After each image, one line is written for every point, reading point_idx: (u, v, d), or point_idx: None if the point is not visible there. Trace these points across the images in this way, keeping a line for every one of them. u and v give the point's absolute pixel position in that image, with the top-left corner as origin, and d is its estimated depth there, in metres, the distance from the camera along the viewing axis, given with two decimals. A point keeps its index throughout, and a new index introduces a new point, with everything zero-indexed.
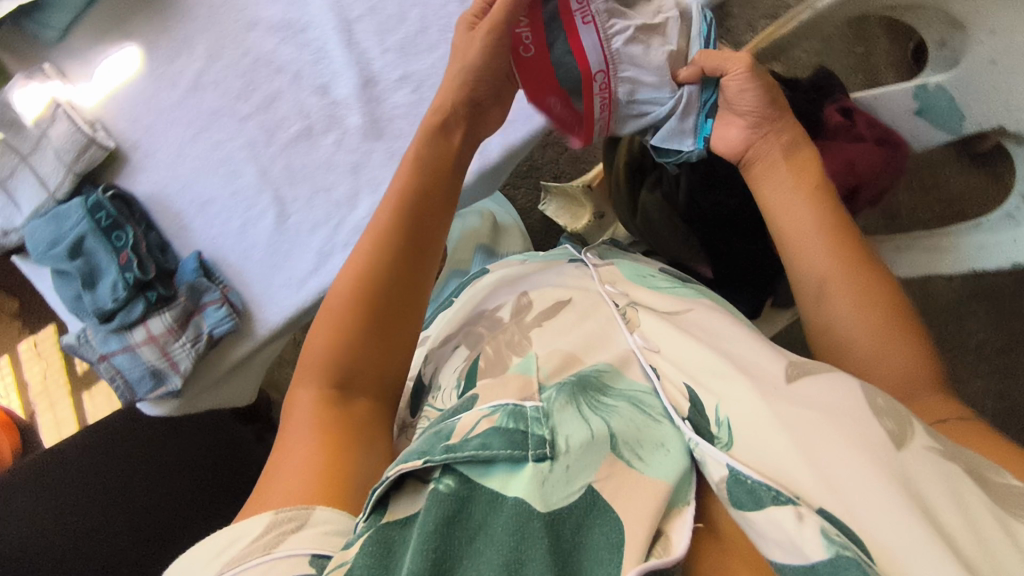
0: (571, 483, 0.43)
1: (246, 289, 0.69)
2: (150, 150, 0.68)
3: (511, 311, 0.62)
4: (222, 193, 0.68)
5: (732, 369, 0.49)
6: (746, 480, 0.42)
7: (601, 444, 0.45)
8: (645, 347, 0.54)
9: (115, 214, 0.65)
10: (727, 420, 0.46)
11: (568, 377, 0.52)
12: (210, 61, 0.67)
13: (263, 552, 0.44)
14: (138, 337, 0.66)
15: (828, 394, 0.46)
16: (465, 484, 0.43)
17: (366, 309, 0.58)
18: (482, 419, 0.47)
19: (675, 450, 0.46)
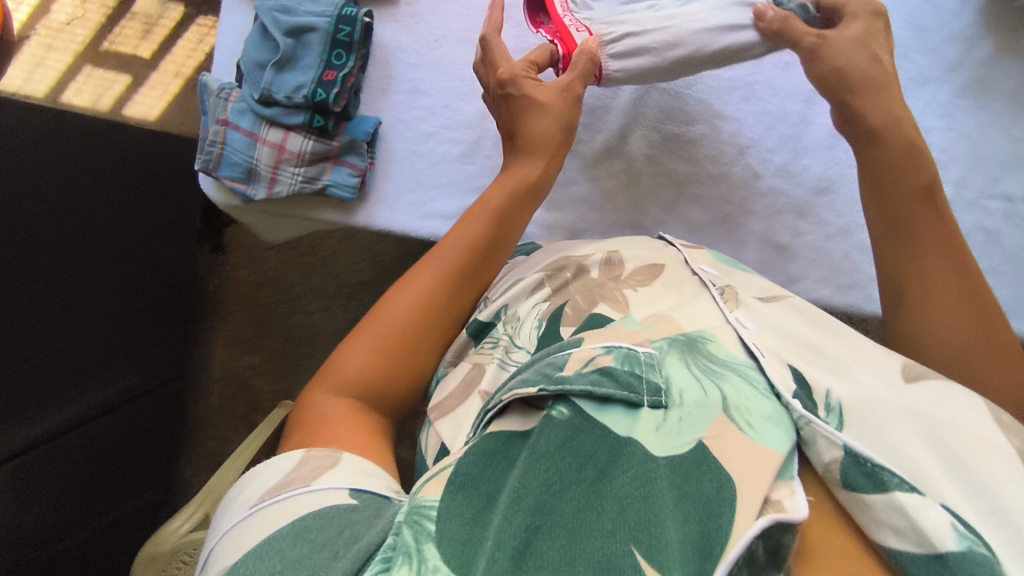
0: (682, 435, 0.34)
1: (382, 181, 0.67)
2: (419, 18, 0.68)
3: (602, 267, 0.51)
4: (439, 96, 0.68)
5: (850, 365, 0.39)
6: (865, 462, 0.33)
7: (711, 405, 0.35)
8: (740, 325, 0.42)
9: (352, 39, 0.63)
10: (839, 406, 0.36)
11: (677, 335, 0.41)
12: None
13: (303, 484, 0.37)
14: (269, 136, 0.63)
15: (950, 405, 0.37)
16: (580, 415, 0.36)
17: (418, 330, 0.50)
18: (595, 358, 0.38)
19: (780, 425, 0.35)
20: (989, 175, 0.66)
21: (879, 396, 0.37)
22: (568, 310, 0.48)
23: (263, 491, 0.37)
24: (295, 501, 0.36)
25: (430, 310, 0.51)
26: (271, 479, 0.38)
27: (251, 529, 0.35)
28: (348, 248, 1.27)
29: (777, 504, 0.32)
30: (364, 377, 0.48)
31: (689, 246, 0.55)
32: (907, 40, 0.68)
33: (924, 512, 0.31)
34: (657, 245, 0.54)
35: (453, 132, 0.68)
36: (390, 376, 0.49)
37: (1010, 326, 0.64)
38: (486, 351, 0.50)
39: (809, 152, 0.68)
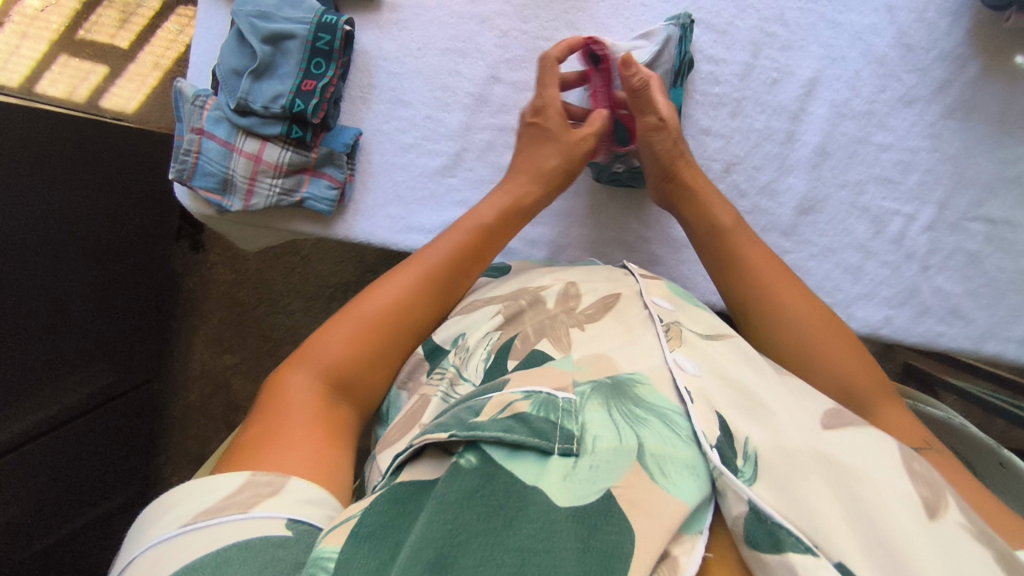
0: (592, 487, 0.33)
1: (362, 193, 0.66)
2: (403, 26, 0.66)
3: (557, 298, 0.51)
4: (422, 107, 0.67)
5: (771, 409, 0.39)
6: (767, 520, 0.33)
7: (625, 455, 0.35)
8: (678, 366, 0.41)
9: (333, 47, 0.62)
10: (756, 457, 0.36)
11: (604, 380, 0.40)
12: (515, 16, 0.67)
13: (239, 509, 0.36)
14: (245, 146, 0.61)
15: (863, 455, 0.36)
16: (488, 463, 0.34)
17: (389, 323, 0.52)
18: (512, 404, 0.37)
19: (694, 480, 0.34)
20: (972, 198, 0.66)
21: (793, 441, 0.37)
22: (518, 342, 0.47)
23: (197, 510, 0.36)
24: (226, 527, 0.35)
25: (387, 328, 0.52)
26: (206, 498, 0.37)
27: (176, 553, 0.34)
28: (329, 248, 1.25)
29: (675, 556, 0.32)
30: (334, 362, 0.49)
31: (647, 276, 0.54)
32: (897, 59, 0.67)
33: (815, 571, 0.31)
34: (615, 275, 0.54)
35: (434, 143, 0.67)
36: (344, 389, 0.49)
37: (989, 347, 0.65)
38: (431, 383, 0.48)
39: (794, 170, 0.68)
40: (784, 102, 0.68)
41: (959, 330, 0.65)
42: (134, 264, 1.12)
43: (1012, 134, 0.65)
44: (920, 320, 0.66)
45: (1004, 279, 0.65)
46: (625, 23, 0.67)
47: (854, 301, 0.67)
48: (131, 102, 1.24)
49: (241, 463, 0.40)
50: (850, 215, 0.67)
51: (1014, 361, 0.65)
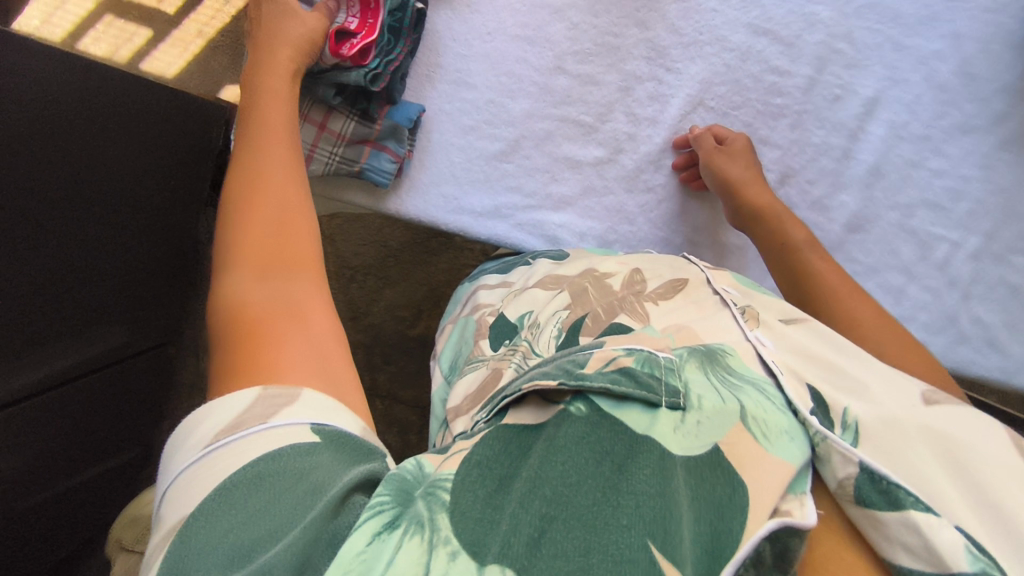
0: (698, 438, 0.33)
1: (418, 170, 0.66)
2: (477, 9, 0.67)
3: (623, 282, 0.52)
4: (486, 90, 0.67)
5: (866, 383, 0.39)
6: (880, 480, 0.32)
7: (729, 415, 0.35)
8: (760, 343, 0.42)
9: (404, 24, 0.62)
10: (857, 425, 0.36)
11: (695, 347, 0.41)
12: (586, 12, 0.68)
13: (258, 421, 0.31)
14: (310, 113, 0.63)
15: (967, 432, 0.36)
16: (598, 411, 0.35)
17: (293, 211, 0.46)
18: (616, 358, 0.37)
19: (797, 441, 0.34)
20: (1018, 232, 0.67)
21: (894, 412, 0.36)
22: (588, 322, 0.48)
23: (215, 429, 0.31)
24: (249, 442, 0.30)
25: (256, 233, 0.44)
26: (212, 422, 0.31)
27: (205, 477, 0.29)
28: (356, 227, 1.16)
29: (786, 512, 0.31)
30: (258, 253, 0.43)
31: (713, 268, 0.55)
32: (956, 88, 0.67)
33: (938, 532, 0.30)
34: (680, 264, 0.55)
35: (494, 128, 0.67)
36: (281, 270, 0.42)
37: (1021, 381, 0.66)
38: (504, 356, 0.49)
39: (847, 188, 0.68)
40: (843, 119, 0.68)
41: (992, 362, 0.66)
42: (165, 231, 1.12)
43: None
44: (957, 348, 0.67)
45: None
46: (694, 27, 0.68)
47: None
48: (170, 65, 1.24)
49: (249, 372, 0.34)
50: (896, 237, 0.68)
51: None
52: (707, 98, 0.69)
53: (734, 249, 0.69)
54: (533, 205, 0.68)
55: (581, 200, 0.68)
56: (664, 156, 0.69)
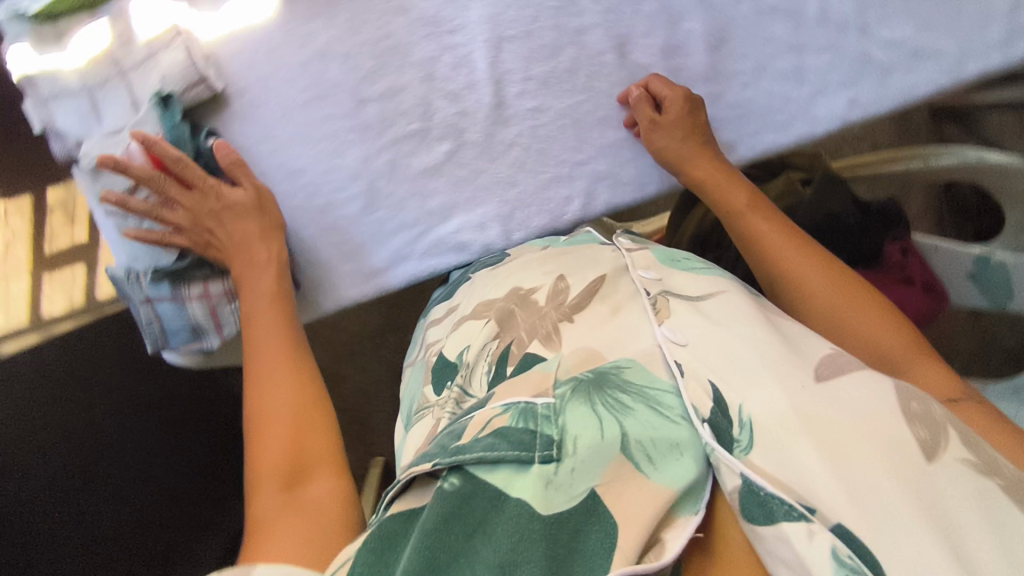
0: (573, 489, 0.38)
1: (312, 269, 0.66)
2: (256, 103, 0.63)
3: (549, 296, 0.56)
4: (315, 166, 0.65)
5: (759, 371, 0.43)
6: (758, 492, 0.37)
7: (610, 447, 0.39)
8: (668, 340, 0.47)
9: (213, 165, 0.62)
10: (751, 422, 0.40)
11: (586, 372, 0.45)
12: (347, 34, 0.63)
13: None
14: (192, 291, 0.64)
15: (868, 399, 0.41)
16: (470, 481, 0.39)
17: (300, 411, 0.55)
18: (491, 420, 0.42)
19: (688, 455, 0.40)
20: None
21: (787, 403, 0.40)
22: (515, 348, 0.52)
23: None
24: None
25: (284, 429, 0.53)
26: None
27: None
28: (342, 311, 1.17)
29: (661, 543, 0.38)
30: (284, 468, 0.51)
31: (635, 249, 0.60)
32: None
33: (807, 543, 0.35)
34: (600, 256, 0.59)
35: (345, 192, 0.65)
36: (299, 477, 0.51)
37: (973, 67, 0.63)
38: (441, 405, 0.52)
39: (689, 14, 0.64)
40: None
41: (932, 68, 0.63)
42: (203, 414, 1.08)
43: None
44: (888, 83, 0.64)
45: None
46: None
47: (811, 103, 0.64)
48: (42, 304, 1.10)
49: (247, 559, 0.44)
50: (764, 21, 0.64)
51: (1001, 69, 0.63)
52: (506, 28, 0.63)
53: (619, 145, 0.66)
54: (421, 231, 0.66)
55: (461, 198, 0.66)
56: (502, 107, 0.64)
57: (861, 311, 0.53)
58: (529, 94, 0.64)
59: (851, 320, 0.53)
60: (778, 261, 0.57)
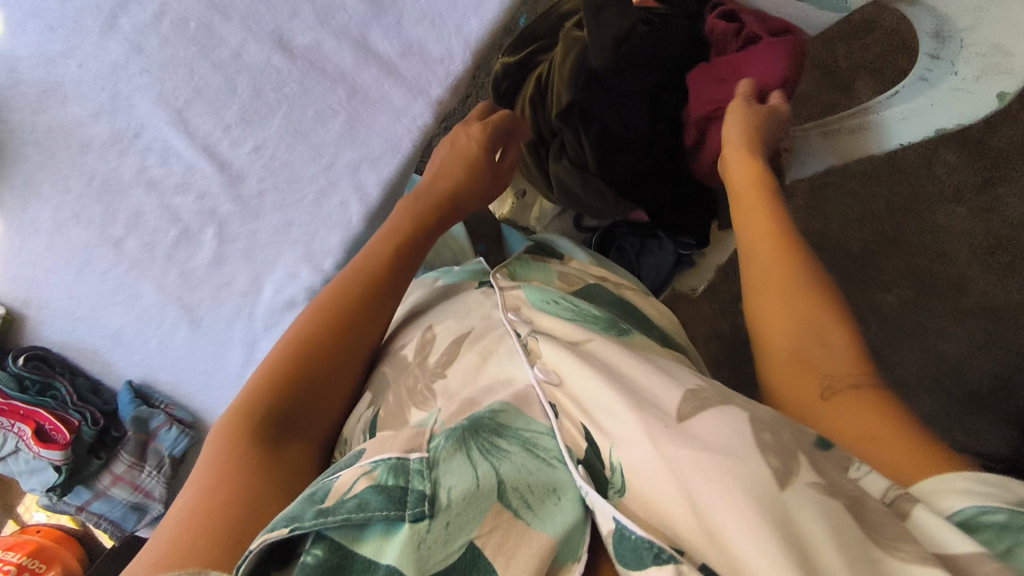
0: (450, 543, 0.36)
1: (191, 400, 0.68)
2: (43, 302, 0.65)
3: (416, 348, 0.53)
4: (128, 319, 0.66)
5: (625, 412, 0.40)
6: (631, 535, 0.35)
7: (486, 494, 0.38)
8: (541, 379, 0.46)
9: (41, 377, 0.64)
10: (620, 466, 0.39)
11: (460, 423, 0.43)
12: (64, 197, 0.63)
13: None
14: (105, 481, 0.68)
15: (722, 432, 0.38)
16: (334, 550, 0.36)
17: (305, 365, 0.50)
18: (353, 483, 0.39)
19: (567, 500, 0.39)
20: None
21: (653, 437, 0.38)
22: (381, 416, 0.48)
23: None
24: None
25: (289, 389, 0.49)
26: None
27: None
28: None
29: None
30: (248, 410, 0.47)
31: (511, 286, 0.57)
32: None
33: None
34: (469, 305, 0.56)
35: (165, 322, 0.65)
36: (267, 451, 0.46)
37: None
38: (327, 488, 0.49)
39: None
40: None
41: None
42: None
43: None
44: None
45: None
46: (93, 85, 0.61)
47: None
48: None
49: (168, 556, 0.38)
50: None
51: None
52: (176, 99, 0.61)
53: (348, 127, 0.63)
54: (249, 312, 0.65)
55: (258, 264, 0.64)
56: (228, 167, 0.63)
57: (827, 355, 0.48)
58: (241, 139, 0.63)
59: (772, 314, 0.52)
60: (756, 283, 0.55)
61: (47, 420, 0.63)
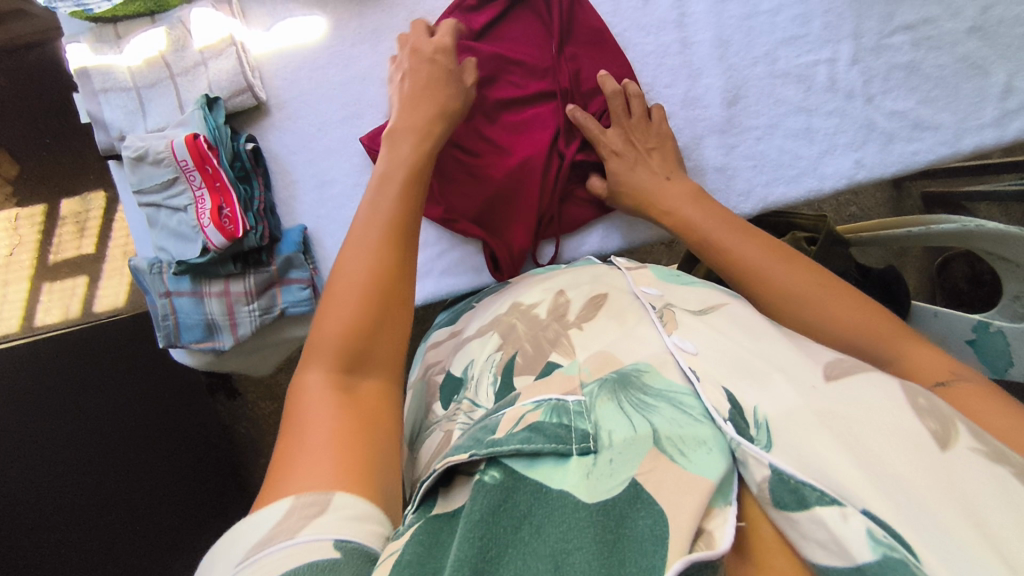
0: (614, 478, 0.36)
1: None
2: (296, 115, 0.67)
3: (549, 309, 0.54)
4: (346, 180, 0.67)
5: (771, 374, 0.40)
6: (788, 479, 0.34)
7: (641, 442, 0.37)
8: (679, 348, 0.44)
9: (248, 168, 0.64)
10: (767, 423, 0.37)
11: (609, 375, 0.43)
12: (389, 60, 0.67)
13: (286, 536, 0.32)
14: (211, 288, 0.64)
15: (876, 394, 0.38)
16: (510, 475, 0.36)
17: (378, 288, 0.47)
18: (524, 416, 0.39)
19: (714, 448, 0.36)
20: (882, 14, 0.68)
21: (800, 403, 0.38)
22: (520, 359, 0.50)
23: (247, 547, 0.32)
24: (272, 560, 0.31)
25: (351, 341, 0.44)
26: (252, 530, 0.33)
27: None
28: None
29: (710, 532, 0.33)
30: (344, 340, 0.44)
31: (634, 267, 0.58)
32: None
33: (844, 524, 0.32)
34: (600, 273, 0.58)
35: None
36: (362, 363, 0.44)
37: (969, 141, 0.67)
38: (451, 418, 0.49)
39: (704, 71, 0.69)
40: (661, 16, 0.70)
41: (930, 139, 0.67)
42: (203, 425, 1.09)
43: None
44: (891, 147, 0.67)
45: (946, 72, 0.67)
46: None
47: (820, 160, 0.68)
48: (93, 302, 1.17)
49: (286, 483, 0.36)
50: (775, 84, 0.69)
51: (993, 145, 0.67)
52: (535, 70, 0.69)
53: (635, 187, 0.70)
54: (442, 250, 0.69)
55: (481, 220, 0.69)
56: None
57: (788, 262, 0.53)
58: None
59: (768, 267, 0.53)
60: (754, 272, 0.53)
61: (231, 206, 0.61)
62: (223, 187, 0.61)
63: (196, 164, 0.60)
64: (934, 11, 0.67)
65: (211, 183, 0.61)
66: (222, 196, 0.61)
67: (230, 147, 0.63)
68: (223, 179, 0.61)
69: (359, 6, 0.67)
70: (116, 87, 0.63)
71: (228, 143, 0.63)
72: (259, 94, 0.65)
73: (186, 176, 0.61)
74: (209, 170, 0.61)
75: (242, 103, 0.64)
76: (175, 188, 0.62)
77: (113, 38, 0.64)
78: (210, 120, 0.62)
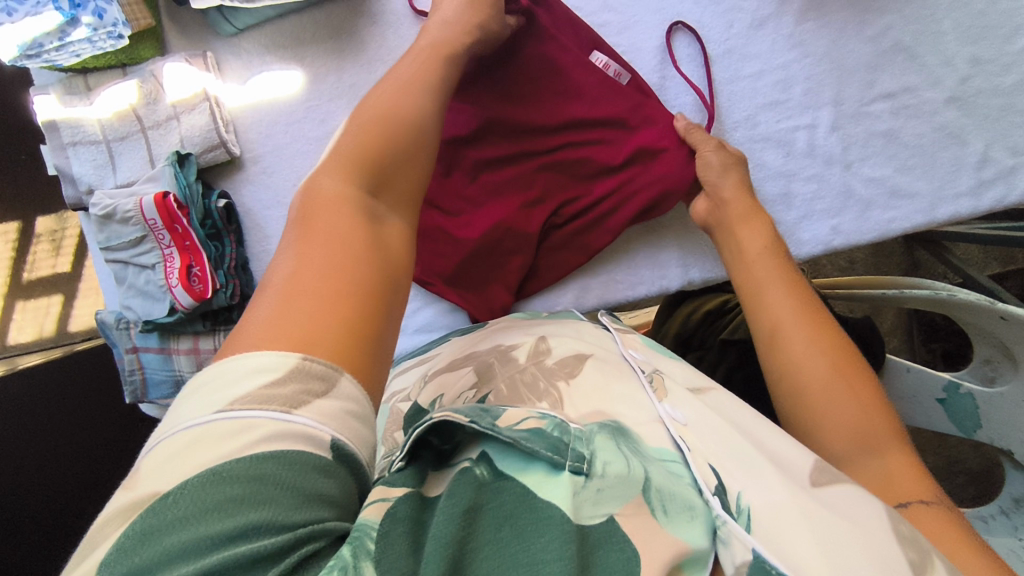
0: (597, 507, 0.32)
1: None
2: (270, 169, 0.66)
3: (528, 354, 0.49)
4: None
5: (762, 461, 0.37)
6: (769, 570, 0.31)
7: (633, 483, 0.34)
8: (670, 418, 0.40)
9: (219, 225, 0.63)
10: (749, 510, 0.34)
11: (606, 421, 0.39)
12: None
13: (280, 406, 0.27)
14: (179, 344, 0.63)
15: (861, 508, 0.35)
16: (497, 474, 0.33)
17: (390, 132, 0.42)
18: (527, 419, 0.35)
19: (699, 522, 0.33)
20: (862, 82, 0.68)
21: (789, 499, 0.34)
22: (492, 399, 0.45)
23: (233, 398, 0.27)
24: (253, 437, 0.26)
25: (381, 149, 0.41)
26: (238, 385, 0.27)
27: (217, 447, 0.25)
28: None
29: None
30: (356, 167, 0.40)
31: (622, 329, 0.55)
32: None
33: None
34: (587, 329, 0.54)
35: None
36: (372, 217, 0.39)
37: (944, 210, 0.66)
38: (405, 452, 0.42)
39: None
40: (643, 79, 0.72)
41: (906, 207, 0.67)
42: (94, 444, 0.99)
43: (869, 11, 0.69)
44: (869, 215, 0.67)
45: (925, 142, 0.67)
46: None
47: (797, 225, 0.68)
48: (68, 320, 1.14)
49: (270, 324, 0.30)
50: (755, 148, 0.69)
51: (969, 215, 0.66)
52: None
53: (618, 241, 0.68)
54: (418, 307, 0.69)
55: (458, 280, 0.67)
56: None
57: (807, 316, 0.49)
58: None
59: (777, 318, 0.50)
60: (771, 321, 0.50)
61: (200, 266, 0.60)
62: (193, 246, 0.60)
63: (164, 222, 0.59)
64: (913, 80, 0.68)
65: (180, 242, 0.60)
66: (192, 254, 0.60)
67: (201, 205, 0.61)
68: (193, 238, 0.60)
69: (338, 60, 0.66)
70: (86, 140, 0.62)
71: (199, 201, 0.61)
72: (232, 150, 0.64)
73: (155, 234, 0.60)
74: (178, 229, 0.60)
75: (213, 158, 0.63)
76: (143, 245, 0.60)
77: (83, 89, 0.63)
78: (181, 177, 0.60)
